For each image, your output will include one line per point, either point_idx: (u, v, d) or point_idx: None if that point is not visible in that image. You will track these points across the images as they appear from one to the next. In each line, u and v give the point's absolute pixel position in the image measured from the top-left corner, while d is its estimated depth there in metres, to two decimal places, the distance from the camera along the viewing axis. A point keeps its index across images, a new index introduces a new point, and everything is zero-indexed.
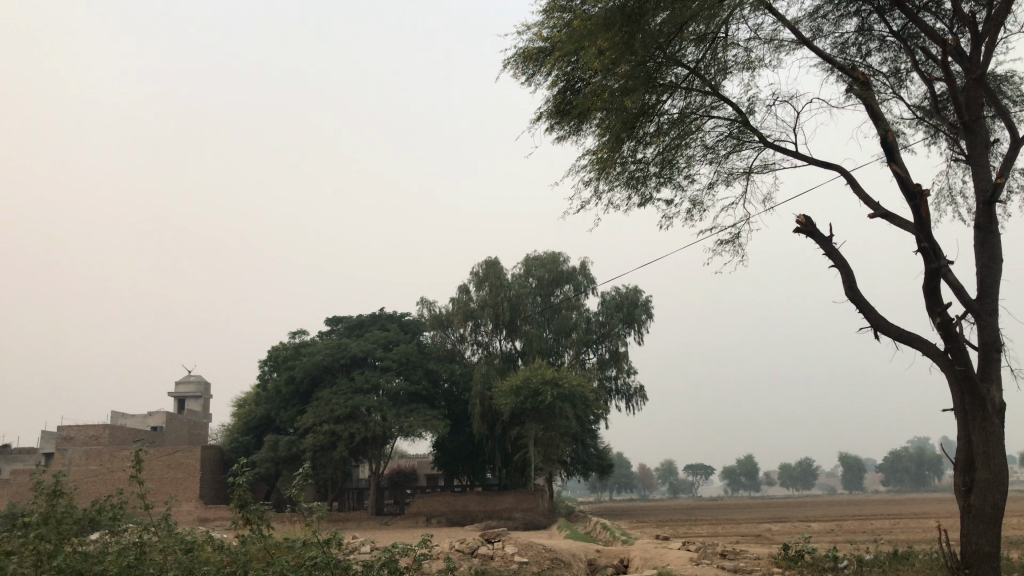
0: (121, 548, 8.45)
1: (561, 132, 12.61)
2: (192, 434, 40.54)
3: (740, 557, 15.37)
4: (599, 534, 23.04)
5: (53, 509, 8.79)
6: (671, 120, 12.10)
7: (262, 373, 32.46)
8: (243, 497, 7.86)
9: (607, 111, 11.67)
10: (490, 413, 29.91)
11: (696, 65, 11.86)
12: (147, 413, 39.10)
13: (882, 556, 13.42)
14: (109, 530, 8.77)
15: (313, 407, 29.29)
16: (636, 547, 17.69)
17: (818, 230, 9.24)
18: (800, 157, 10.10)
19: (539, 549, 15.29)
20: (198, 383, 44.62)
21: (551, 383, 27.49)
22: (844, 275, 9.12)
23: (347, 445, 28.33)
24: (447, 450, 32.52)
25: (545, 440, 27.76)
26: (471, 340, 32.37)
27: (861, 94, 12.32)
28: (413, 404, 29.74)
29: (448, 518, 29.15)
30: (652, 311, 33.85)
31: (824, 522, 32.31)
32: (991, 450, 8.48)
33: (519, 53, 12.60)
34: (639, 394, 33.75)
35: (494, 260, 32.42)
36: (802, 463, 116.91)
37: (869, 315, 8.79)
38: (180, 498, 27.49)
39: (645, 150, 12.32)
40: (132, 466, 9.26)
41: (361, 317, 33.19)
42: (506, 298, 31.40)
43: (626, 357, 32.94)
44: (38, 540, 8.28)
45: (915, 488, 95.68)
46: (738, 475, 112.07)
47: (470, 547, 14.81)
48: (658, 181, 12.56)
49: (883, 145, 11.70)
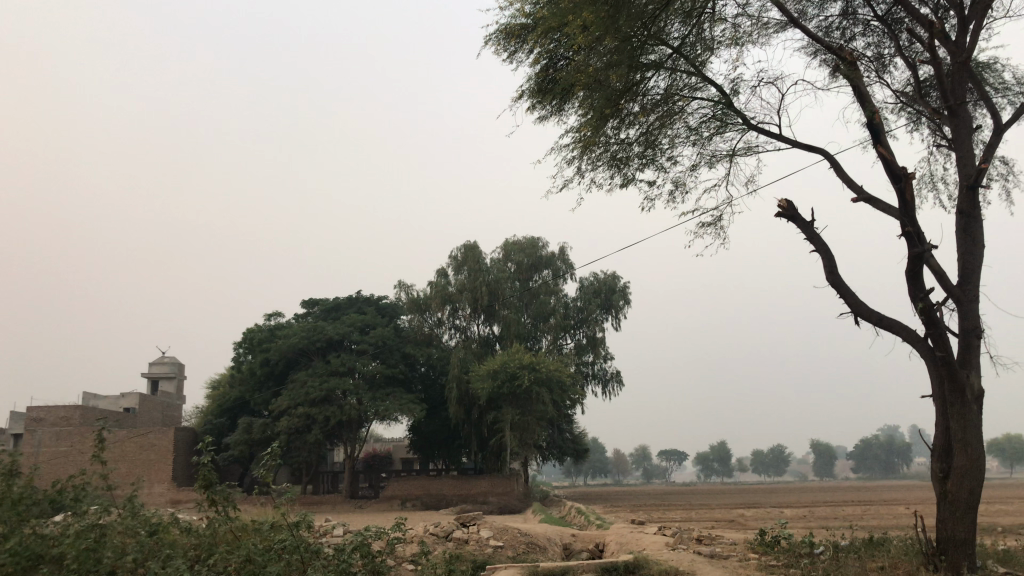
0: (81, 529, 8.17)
1: (543, 111, 12.31)
2: (165, 415, 39.98)
3: (716, 543, 15.28)
4: (574, 519, 22.94)
5: (10, 489, 8.43)
6: (655, 99, 11.85)
7: (237, 355, 32.01)
8: (209, 477, 7.61)
9: (590, 89, 11.39)
10: (466, 397, 29.68)
11: (681, 43, 11.60)
12: (119, 394, 38.49)
13: (860, 542, 13.34)
14: (69, 512, 8.43)
15: (287, 390, 28.83)
16: (611, 531, 17.54)
17: (800, 215, 9.16)
18: (786, 139, 9.92)
19: (515, 533, 15.09)
20: (171, 364, 43.98)
21: (528, 368, 27.30)
22: (825, 260, 9.01)
23: (322, 429, 28.00)
24: (422, 435, 32.28)
25: (521, 425, 27.58)
26: (448, 325, 32.06)
27: (847, 76, 12.13)
28: (389, 387, 29.45)
29: (423, 501, 28.95)
30: (630, 297, 33.70)
31: (796, 509, 32.40)
32: (969, 436, 8.36)
33: (500, 29, 12.26)
34: (615, 380, 33.65)
35: (474, 244, 32.08)
36: (774, 450, 117.97)
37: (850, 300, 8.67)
38: (152, 480, 27.06)
39: (628, 131, 12.06)
40: (94, 446, 8.92)
41: (337, 300, 32.79)
42: (484, 283, 31.14)
43: (603, 343, 32.81)
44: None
45: (884, 475, 96.81)
46: (711, 461, 112.86)
47: (444, 531, 14.54)
48: (641, 162, 12.31)
49: (869, 128, 11.53)
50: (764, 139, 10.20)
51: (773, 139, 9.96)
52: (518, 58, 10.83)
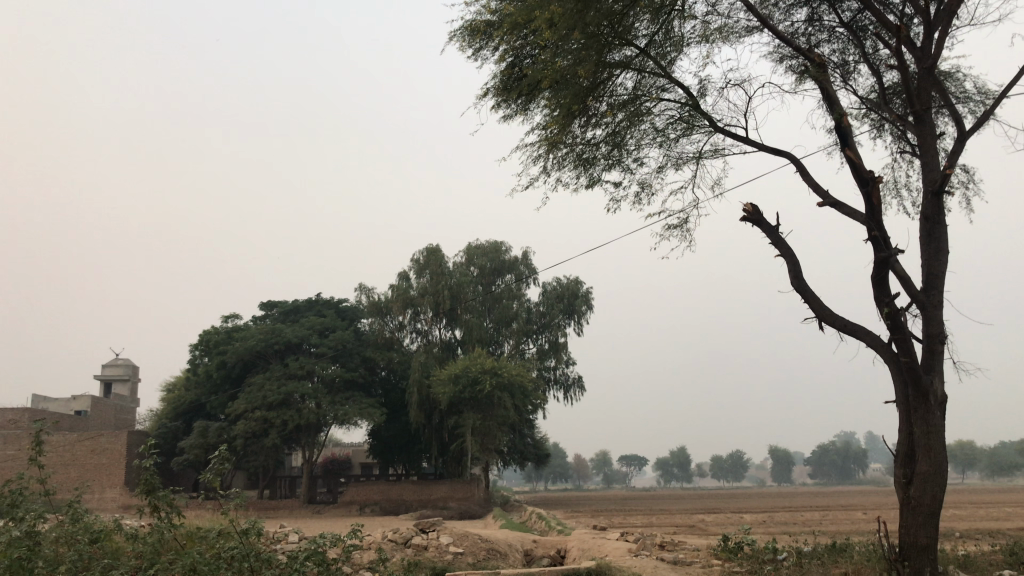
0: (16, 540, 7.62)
1: (508, 109, 12.03)
2: (118, 419, 38.97)
3: (679, 549, 15.07)
4: (535, 524, 22.64)
5: None
6: (623, 99, 11.63)
7: (193, 357, 31.23)
8: (152, 484, 7.04)
9: (556, 87, 11.14)
10: (427, 402, 29.25)
11: (648, 42, 11.39)
12: (71, 397, 37.41)
13: (823, 549, 13.23)
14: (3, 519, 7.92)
15: (245, 393, 28.18)
16: (573, 537, 17.28)
17: (765, 220, 9.02)
18: (753, 141, 9.78)
19: (475, 539, 14.74)
20: (126, 366, 42.92)
21: (490, 372, 27.00)
22: (791, 264, 8.87)
23: (280, 433, 27.38)
24: (383, 439, 31.76)
25: (482, 430, 27.22)
26: (410, 328, 31.63)
27: (815, 78, 11.99)
28: (349, 391, 28.94)
29: (382, 507, 28.47)
30: (592, 302, 33.51)
31: (756, 514, 32.38)
32: (932, 442, 8.20)
33: (465, 25, 11.95)
34: (577, 385, 33.43)
35: (435, 247, 31.68)
36: (732, 455, 118.98)
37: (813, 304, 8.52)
38: (103, 485, 26.25)
39: (594, 130, 11.83)
40: (30, 449, 8.39)
41: (296, 303, 32.16)
42: (446, 287, 30.77)
43: (565, 348, 32.61)
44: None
45: (840, 480, 98.04)
46: (670, 466, 113.42)
47: (403, 537, 14.15)
48: (607, 163, 12.09)
49: (836, 132, 11.42)
50: (730, 141, 10.03)
51: (740, 142, 9.81)
52: (483, 55, 10.56)
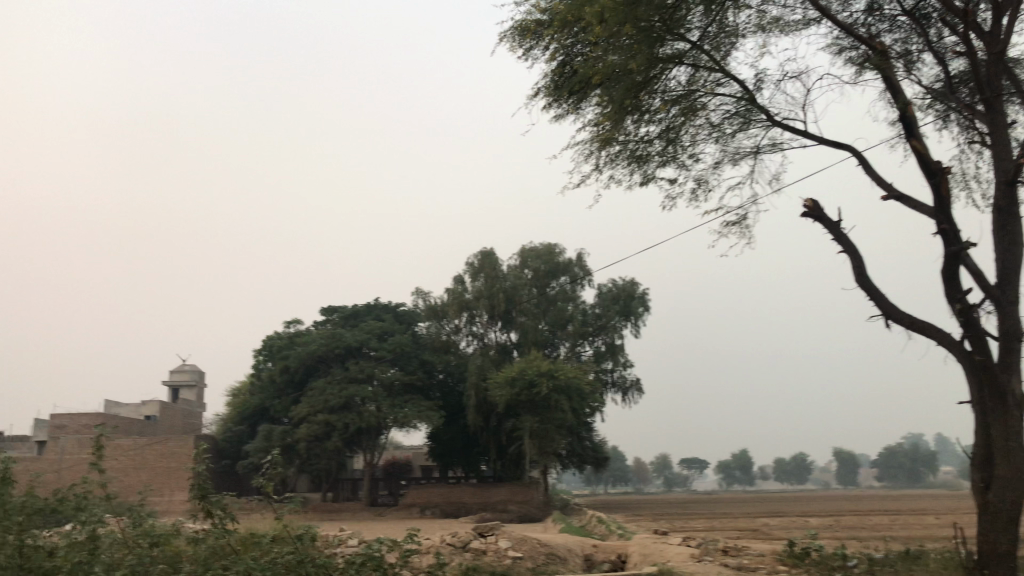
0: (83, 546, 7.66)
1: (559, 108, 11.83)
2: (186, 424, 39.84)
3: (743, 555, 14.64)
4: (595, 528, 22.36)
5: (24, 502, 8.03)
6: (677, 95, 11.34)
7: (257, 363, 31.71)
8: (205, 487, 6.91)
9: (608, 84, 10.92)
10: (484, 405, 29.19)
11: (702, 35, 11.10)
12: (140, 402, 38.36)
13: (895, 554, 12.73)
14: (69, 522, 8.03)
15: (307, 397, 28.49)
16: (634, 542, 16.98)
17: (827, 215, 8.70)
18: (813, 134, 9.44)
19: (534, 543, 14.56)
20: (192, 372, 43.85)
21: (547, 374, 26.81)
22: (854, 261, 8.54)
23: (341, 436, 27.57)
24: (442, 442, 31.79)
25: (540, 432, 27.02)
26: (466, 332, 31.56)
27: (877, 66, 11.51)
28: (407, 394, 29.06)
29: (443, 509, 28.52)
30: (649, 303, 33.07)
31: (822, 518, 31.48)
32: (1010, 444, 7.77)
33: (515, 25, 11.78)
34: (635, 387, 33.00)
35: (490, 251, 31.64)
36: (797, 457, 116.63)
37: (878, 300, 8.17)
38: (171, 488, 26.78)
39: (648, 126, 11.58)
40: (92, 453, 8.49)
41: (355, 308, 32.43)
42: (502, 290, 30.69)
43: (622, 350, 32.29)
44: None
45: (909, 483, 95.23)
46: (732, 469, 111.74)
47: (461, 541, 14.06)
48: (662, 160, 11.82)
49: (902, 122, 10.96)
50: (788, 135, 9.70)
51: (799, 136, 9.48)
52: (533, 54, 10.40)
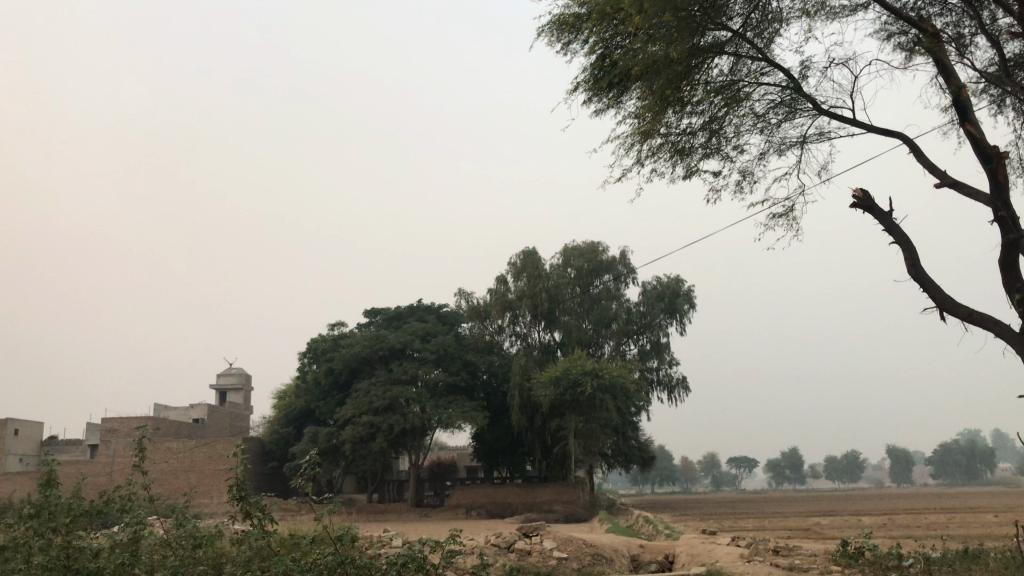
0: (128, 546, 7.64)
1: (599, 102, 11.61)
2: (234, 426, 40.32)
3: (794, 555, 14.27)
4: (641, 528, 22.07)
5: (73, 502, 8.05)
6: (719, 85, 11.06)
7: (302, 365, 31.95)
8: (243, 487, 6.76)
9: (649, 75, 10.68)
10: (529, 404, 29.00)
11: (744, 23, 10.81)
12: (190, 406, 38.92)
13: (954, 555, 12.26)
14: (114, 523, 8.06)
15: (352, 398, 28.61)
16: (681, 542, 16.66)
17: (877, 205, 8.37)
18: (862, 122, 9.12)
19: (579, 544, 14.34)
20: (240, 375, 44.38)
21: (591, 374, 26.50)
22: (907, 252, 8.20)
23: (386, 438, 27.60)
24: (486, 442, 31.69)
25: (585, 432, 26.74)
26: (509, 332, 31.40)
27: (928, 49, 11.09)
28: (451, 395, 29.00)
29: (488, 510, 28.42)
30: (694, 301, 32.59)
31: (875, 517, 30.74)
32: None
33: (553, 19, 11.57)
34: (681, 385, 32.57)
35: (532, 250, 31.45)
36: (848, 454, 114.46)
37: (934, 292, 7.83)
38: (218, 490, 27.05)
39: (691, 118, 11.31)
40: (134, 455, 8.46)
41: (399, 309, 32.49)
42: (544, 289, 30.48)
43: (667, 348, 31.89)
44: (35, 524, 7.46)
45: (965, 481, 92.86)
46: (781, 467, 110.11)
47: (506, 542, 13.90)
48: (705, 152, 11.54)
49: (956, 106, 10.54)
50: (835, 122, 9.38)
51: (847, 122, 9.16)
52: (572, 49, 10.21)
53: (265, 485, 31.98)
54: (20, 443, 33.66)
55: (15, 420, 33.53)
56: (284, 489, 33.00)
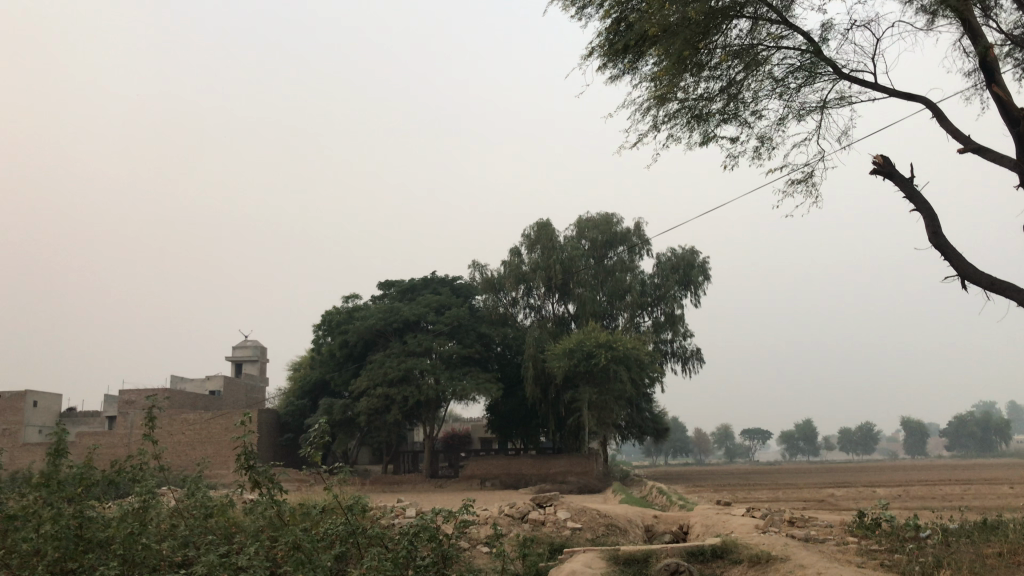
0: (141, 515, 7.54)
1: (614, 68, 11.30)
2: (249, 397, 40.52)
3: (810, 526, 14.15)
4: (655, 499, 22.00)
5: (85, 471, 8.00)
6: (737, 49, 10.75)
7: (317, 337, 31.98)
8: (251, 456, 6.56)
9: (666, 39, 10.37)
10: (543, 376, 28.91)
11: None
12: (206, 377, 39.11)
13: (973, 526, 12.09)
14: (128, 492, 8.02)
15: (367, 370, 28.63)
16: (696, 513, 16.56)
17: (899, 171, 8.12)
18: (885, 86, 8.84)
19: (593, 514, 14.25)
20: (255, 347, 44.50)
21: (605, 346, 26.35)
22: (929, 220, 7.98)
23: (401, 409, 27.62)
24: (500, 414, 31.67)
25: (598, 404, 26.64)
26: (523, 304, 31.30)
27: (955, 9, 10.69)
28: (466, 367, 28.91)
29: (502, 481, 28.47)
30: (709, 273, 32.27)
31: (890, 489, 30.58)
32: None
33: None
34: (696, 357, 32.39)
35: (546, 222, 31.19)
36: (862, 426, 114.00)
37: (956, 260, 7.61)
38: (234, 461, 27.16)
39: (708, 82, 11.01)
40: (144, 424, 8.31)
41: (413, 282, 32.39)
42: (558, 261, 30.28)
43: (682, 320, 31.63)
44: (46, 493, 7.35)
45: (980, 453, 92.39)
46: (795, 439, 109.89)
47: (519, 512, 13.82)
48: (722, 118, 11.27)
49: (984, 67, 10.17)
50: (857, 87, 9.10)
51: (868, 87, 8.88)
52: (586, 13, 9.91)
53: (280, 458, 32.11)
54: (38, 415, 33.92)
55: (33, 392, 33.77)
56: (299, 461, 33.11)
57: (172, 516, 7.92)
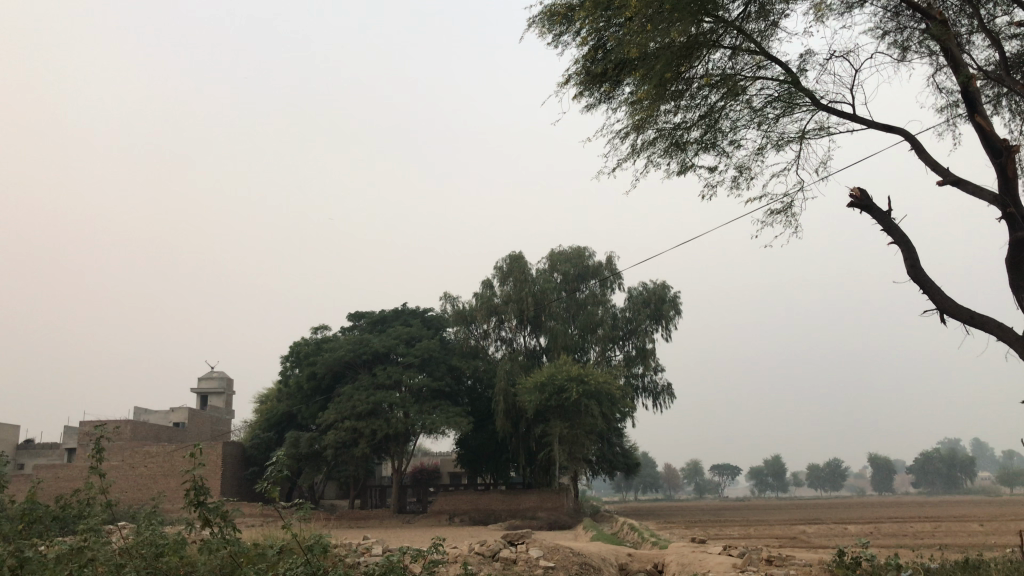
0: (86, 552, 7.00)
1: (591, 95, 10.95)
2: (214, 430, 39.43)
3: (789, 565, 13.73)
4: (627, 535, 21.46)
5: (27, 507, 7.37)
6: (716, 78, 10.45)
7: (284, 369, 31.23)
8: (202, 491, 5.98)
9: (645, 67, 10.02)
10: (514, 411, 28.39)
11: (742, 15, 10.21)
12: (170, 409, 38.04)
13: (957, 565, 11.74)
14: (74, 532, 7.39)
15: (335, 403, 27.93)
16: (671, 550, 16.07)
17: (876, 203, 7.65)
18: (865, 119, 8.55)
19: (567, 553, 13.73)
20: (221, 379, 43.45)
21: (577, 379, 25.89)
22: (909, 252, 7.59)
23: (369, 443, 26.91)
24: (470, 449, 31.03)
25: (569, 439, 26.16)
26: (494, 336, 30.83)
27: (938, 38, 9.75)
28: (436, 400, 28.30)
29: (471, 517, 27.80)
30: (681, 307, 32.01)
31: (862, 525, 30.31)
32: None
33: (544, 10, 10.85)
34: (667, 393, 32.03)
35: (519, 254, 30.89)
36: (830, 463, 114.25)
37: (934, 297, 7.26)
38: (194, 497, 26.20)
39: (686, 111, 10.75)
40: (91, 457, 7.64)
41: (384, 313, 31.85)
42: (531, 294, 29.93)
43: (653, 354, 31.26)
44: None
45: (946, 490, 92.68)
46: (764, 475, 109.76)
47: (491, 550, 13.28)
48: (700, 147, 10.99)
49: (964, 96, 9.51)
50: (836, 118, 8.79)
51: (846, 118, 8.55)
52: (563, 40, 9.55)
53: (243, 493, 31.17)
54: None
55: None
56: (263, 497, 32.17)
57: (121, 554, 7.37)
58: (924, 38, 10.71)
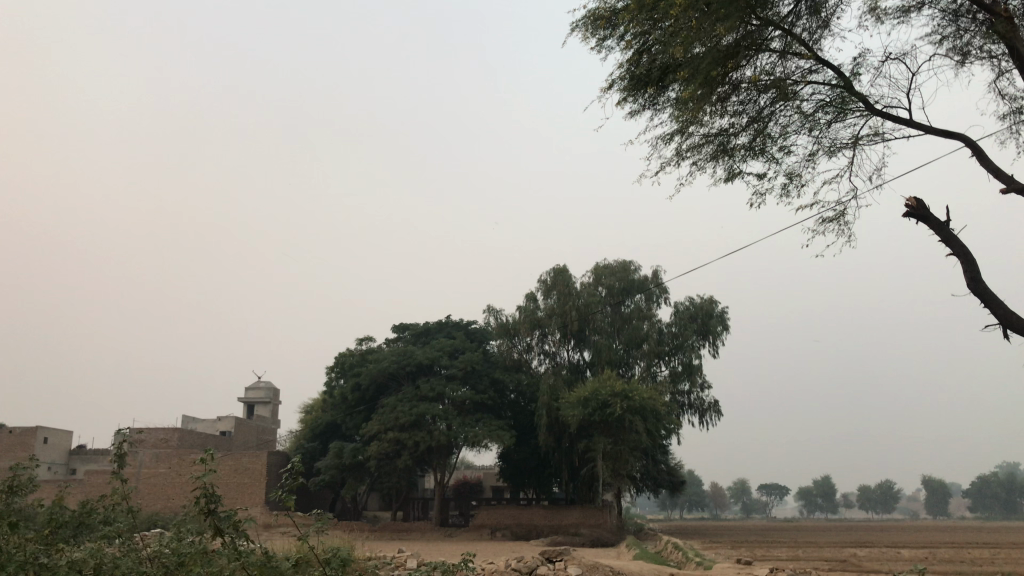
0: (110, 557, 6.82)
1: (636, 101, 10.53)
2: (259, 439, 39.58)
3: None
4: (670, 555, 20.83)
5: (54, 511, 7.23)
6: (765, 81, 9.95)
7: (330, 380, 31.22)
8: (213, 499, 5.70)
9: (690, 70, 9.57)
10: (556, 426, 27.96)
11: (792, 15, 9.68)
12: (217, 418, 38.30)
13: None
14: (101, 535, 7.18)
15: (379, 414, 27.73)
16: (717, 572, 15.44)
17: (934, 214, 7.08)
18: (924, 124, 7.96)
19: (606, 570, 13.21)
20: (267, 390, 43.74)
21: (621, 395, 25.35)
22: (968, 266, 7.03)
23: (412, 455, 26.68)
24: (513, 463, 30.61)
25: (613, 455, 25.61)
26: (538, 350, 30.46)
27: (1002, 36, 8.92)
28: (479, 413, 27.98)
29: (513, 532, 27.38)
30: (728, 323, 31.24)
31: (917, 551, 29.06)
32: None
33: (588, 14, 10.49)
34: (713, 410, 31.25)
35: (564, 268, 30.48)
36: (882, 485, 111.07)
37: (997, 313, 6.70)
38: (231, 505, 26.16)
39: (733, 115, 10.28)
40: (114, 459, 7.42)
41: (428, 324, 31.69)
42: (575, 307, 29.49)
43: (700, 371, 30.50)
44: (9, 533, 6.71)
45: (1004, 515, 89.27)
46: (813, 496, 107.08)
47: (528, 567, 12.86)
48: (748, 153, 10.49)
49: None
50: (893, 123, 8.22)
51: (902, 124, 7.99)
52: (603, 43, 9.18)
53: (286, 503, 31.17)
54: (48, 450, 33.33)
55: (44, 427, 33.14)
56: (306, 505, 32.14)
57: (140, 563, 7.08)
58: (986, 41, 10.00)
